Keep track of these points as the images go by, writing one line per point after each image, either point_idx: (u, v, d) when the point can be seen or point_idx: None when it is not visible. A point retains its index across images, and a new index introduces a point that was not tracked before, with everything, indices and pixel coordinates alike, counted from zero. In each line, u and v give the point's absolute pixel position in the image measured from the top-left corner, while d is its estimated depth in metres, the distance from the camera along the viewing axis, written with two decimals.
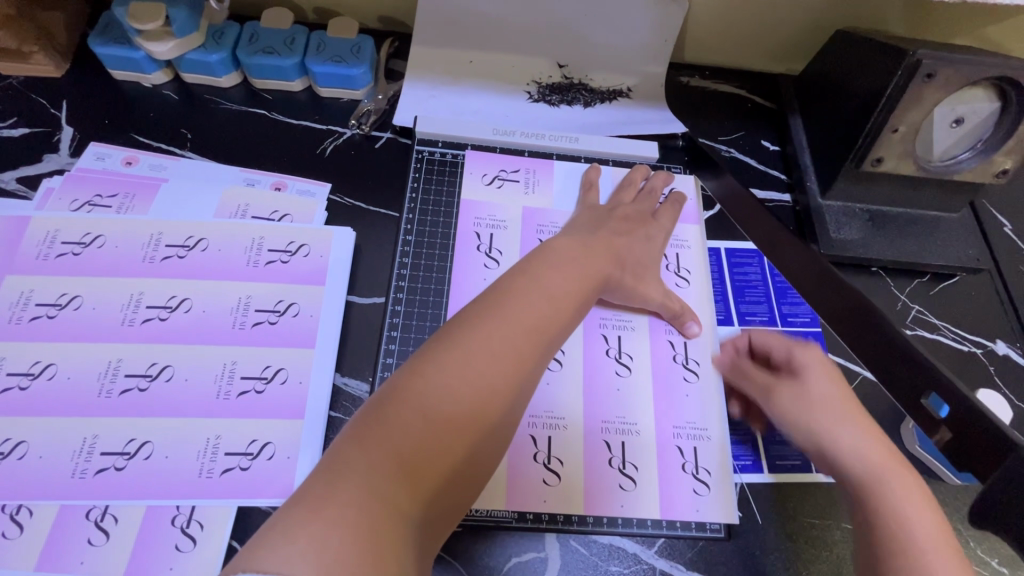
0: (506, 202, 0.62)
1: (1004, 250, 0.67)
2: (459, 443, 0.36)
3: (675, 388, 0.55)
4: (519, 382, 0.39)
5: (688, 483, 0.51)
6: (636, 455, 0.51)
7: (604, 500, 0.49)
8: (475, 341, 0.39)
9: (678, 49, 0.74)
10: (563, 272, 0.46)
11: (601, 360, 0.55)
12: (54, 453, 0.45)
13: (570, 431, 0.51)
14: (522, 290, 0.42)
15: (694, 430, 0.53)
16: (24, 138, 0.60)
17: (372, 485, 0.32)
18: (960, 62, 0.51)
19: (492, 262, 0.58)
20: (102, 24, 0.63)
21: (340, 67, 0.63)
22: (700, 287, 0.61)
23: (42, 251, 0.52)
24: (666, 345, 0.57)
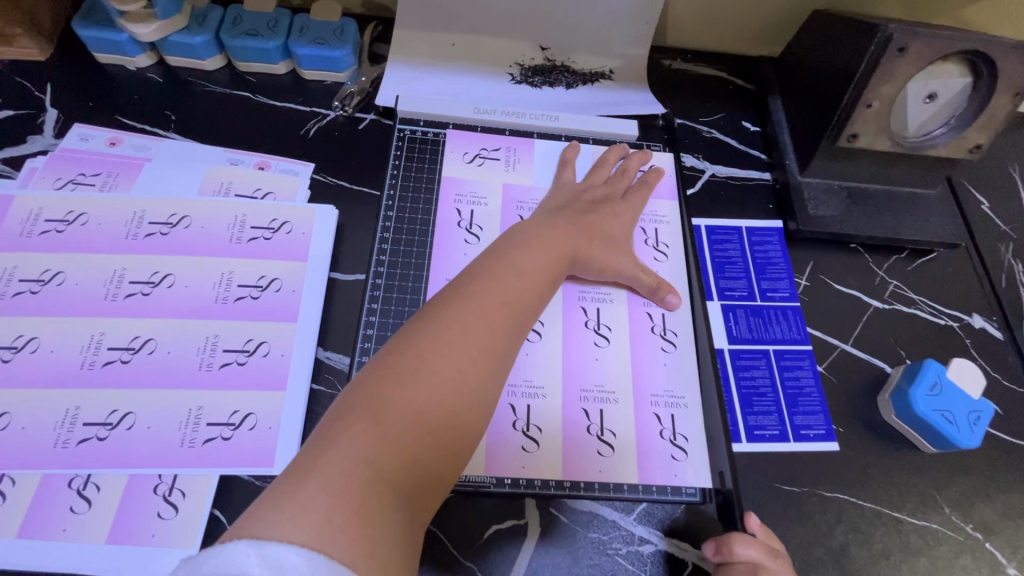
0: (487, 180, 0.62)
1: (980, 226, 0.68)
2: (444, 411, 0.36)
3: (654, 358, 0.55)
4: (497, 349, 0.40)
5: (665, 449, 0.51)
6: (613, 421, 0.52)
7: (582, 465, 0.50)
8: (452, 313, 0.40)
9: (660, 32, 0.75)
10: (537, 251, 0.47)
11: (580, 331, 0.56)
12: (36, 424, 0.45)
13: (548, 399, 0.52)
14: (495, 267, 0.44)
15: (671, 398, 0.54)
16: (8, 119, 0.61)
17: (358, 454, 0.33)
18: (931, 36, 0.52)
19: (473, 238, 0.58)
20: (86, 7, 0.63)
21: (323, 50, 0.64)
22: (678, 261, 0.61)
23: (25, 228, 0.53)
24: (644, 317, 0.57)
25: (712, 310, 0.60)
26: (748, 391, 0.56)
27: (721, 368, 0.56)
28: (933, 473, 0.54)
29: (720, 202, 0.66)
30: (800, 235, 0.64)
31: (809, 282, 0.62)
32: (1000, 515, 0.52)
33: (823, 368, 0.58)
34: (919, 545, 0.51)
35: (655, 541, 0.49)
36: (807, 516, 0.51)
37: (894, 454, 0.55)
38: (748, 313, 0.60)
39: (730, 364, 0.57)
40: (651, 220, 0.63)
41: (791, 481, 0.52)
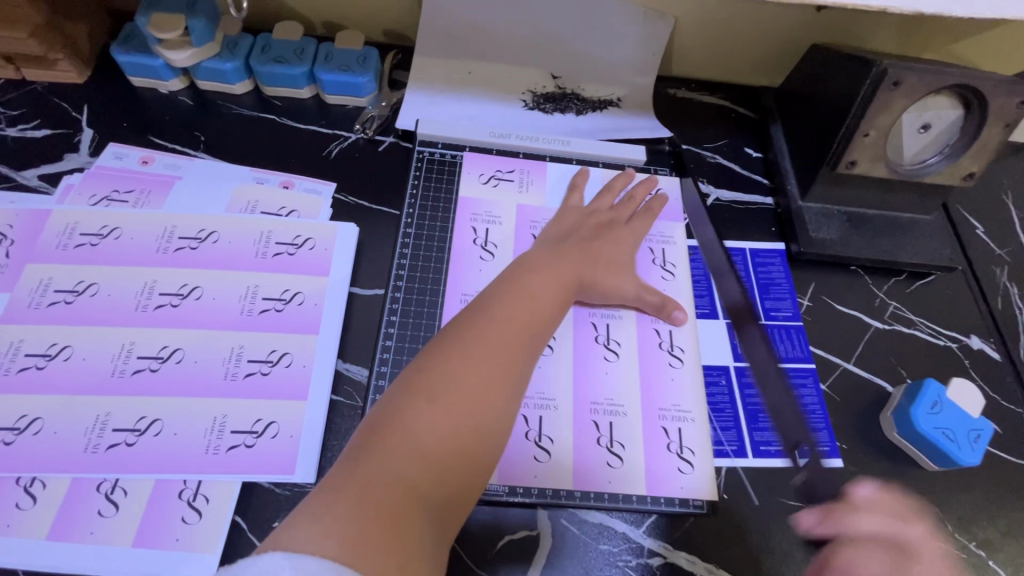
0: (500, 201, 0.65)
1: (975, 251, 0.70)
2: (468, 427, 0.38)
3: (660, 372, 0.57)
4: (516, 367, 0.42)
5: (673, 462, 0.53)
6: (623, 434, 0.53)
7: (592, 476, 0.51)
8: (472, 335, 0.42)
9: (665, 63, 0.79)
10: (549, 275, 0.50)
11: (590, 346, 0.57)
12: (68, 429, 0.47)
13: (559, 411, 0.54)
14: (511, 290, 0.46)
15: (678, 412, 0.55)
16: (46, 138, 0.64)
17: (389, 468, 0.35)
18: (924, 71, 0.55)
19: (489, 257, 0.61)
20: (124, 35, 0.67)
21: (347, 76, 0.67)
22: (684, 279, 0.63)
23: (61, 241, 0.55)
24: (652, 334, 0.59)
25: (718, 328, 0.61)
26: (754, 407, 0.57)
27: (727, 385, 0.58)
28: (935, 491, 0.55)
29: (726, 224, 0.69)
30: (802, 257, 0.66)
31: (811, 303, 0.64)
32: (1001, 533, 0.53)
33: (826, 387, 0.59)
34: None
35: (664, 554, 0.50)
36: None
37: (896, 471, 0.56)
38: (752, 331, 0.61)
39: (737, 381, 0.58)
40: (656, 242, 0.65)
41: (797, 498, 0.53)
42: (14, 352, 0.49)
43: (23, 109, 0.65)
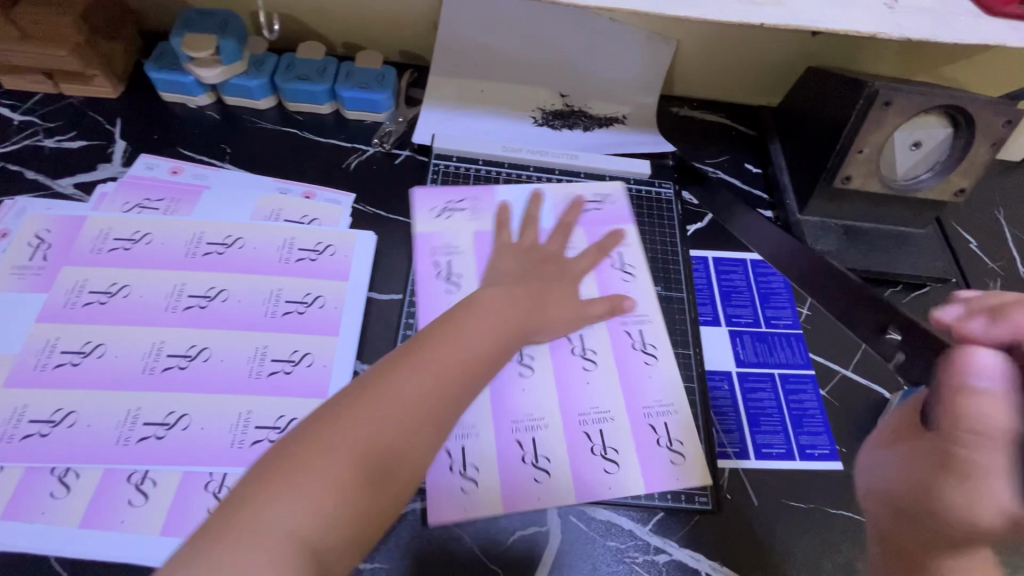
0: (455, 229, 0.64)
1: (969, 264, 0.73)
2: (368, 482, 0.37)
3: (638, 371, 0.59)
4: (432, 420, 0.41)
5: (664, 455, 0.55)
6: (614, 440, 0.55)
7: (590, 488, 0.52)
8: (392, 382, 0.41)
9: (668, 83, 0.83)
10: (490, 315, 0.49)
11: (568, 359, 0.58)
12: (101, 422, 0.49)
13: (551, 428, 0.55)
14: (444, 335, 0.45)
15: (662, 407, 0.57)
16: (81, 149, 0.67)
17: (273, 521, 0.34)
18: (913, 92, 0.59)
19: (453, 286, 0.60)
20: (157, 53, 0.71)
21: (366, 93, 0.71)
22: (644, 278, 0.65)
23: (95, 245, 0.58)
24: (623, 335, 0.61)
25: (720, 334, 0.64)
26: (756, 410, 0.59)
27: (729, 389, 0.60)
28: None
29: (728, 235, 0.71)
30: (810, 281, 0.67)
31: (810, 311, 0.67)
32: None
33: (825, 392, 0.61)
34: None
35: (670, 550, 0.51)
36: (814, 531, 0.54)
37: None
38: (754, 338, 0.64)
39: (739, 385, 0.60)
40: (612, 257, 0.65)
41: (798, 499, 0.55)
42: (50, 349, 0.52)
43: (61, 122, 0.69)
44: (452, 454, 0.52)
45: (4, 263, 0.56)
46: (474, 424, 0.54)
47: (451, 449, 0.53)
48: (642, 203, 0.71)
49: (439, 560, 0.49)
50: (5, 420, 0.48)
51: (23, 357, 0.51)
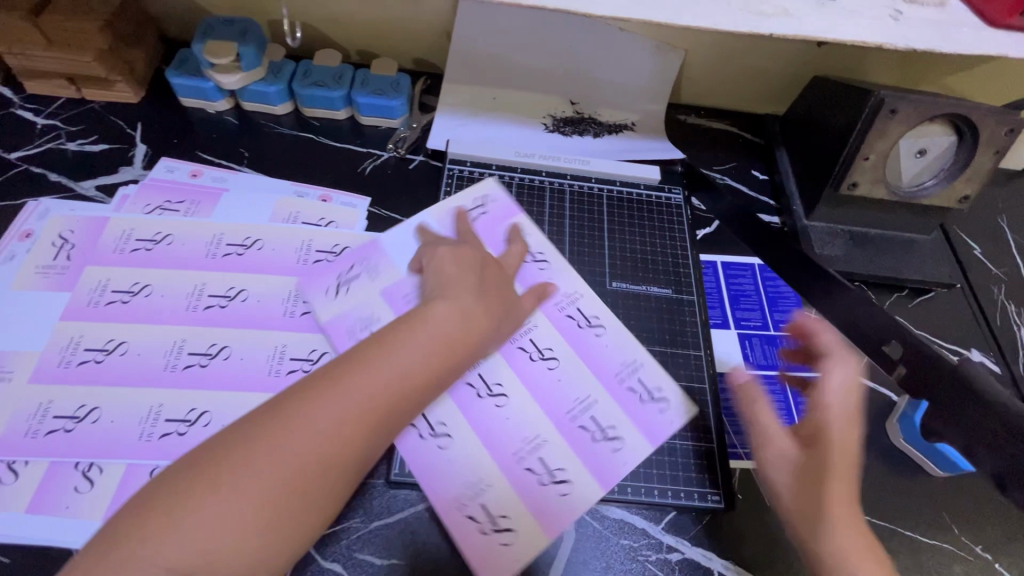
0: (361, 298, 0.58)
1: (973, 270, 0.74)
2: (261, 521, 0.36)
3: (592, 343, 0.60)
4: (342, 460, 0.39)
5: (653, 407, 0.57)
6: (606, 418, 0.55)
7: (609, 474, 0.52)
8: (301, 416, 0.39)
9: (676, 91, 0.84)
10: (427, 339, 0.45)
11: (527, 365, 0.57)
12: (124, 418, 0.50)
13: (551, 441, 0.53)
14: (369, 362, 0.42)
15: (628, 366, 0.59)
16: (103, 152, 0.69)
17: (152, 561, 0.33)
18: (918, 101, 0.60)
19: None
20: (178, 60, 0.73)
21: (382, 100, 0.72)
22: (559, 263, 0.65)
23: (118, 246, 0.59)
24: (567, 321, 0.61)
25: (729, 337, 0.65)
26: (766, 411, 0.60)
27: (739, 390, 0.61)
28: (942, 495, 0.57)
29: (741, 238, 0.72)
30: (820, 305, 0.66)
31: None
32: (1007, 537, 0.56)
33: None
34: (933, 563, 0.54)
35: (683, 549, 0.52)
36: None
37: (905, 476, 0.58)
38: (763, 340, 0.65)
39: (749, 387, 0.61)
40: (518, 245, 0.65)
41: None
42: (74, 346, 0.53)
43: (83, 126, 0.71)
44: (478, 517, 0.49)
45: (28, 263, 0.58)
46: (482, 475, 0.51)
47: (474, 515, 0.49)
48: (651, 208, 0.72)
49: (457, 562, 0.49)
50: (30, 416, 0.49)
51: (48, 355, 0.52)
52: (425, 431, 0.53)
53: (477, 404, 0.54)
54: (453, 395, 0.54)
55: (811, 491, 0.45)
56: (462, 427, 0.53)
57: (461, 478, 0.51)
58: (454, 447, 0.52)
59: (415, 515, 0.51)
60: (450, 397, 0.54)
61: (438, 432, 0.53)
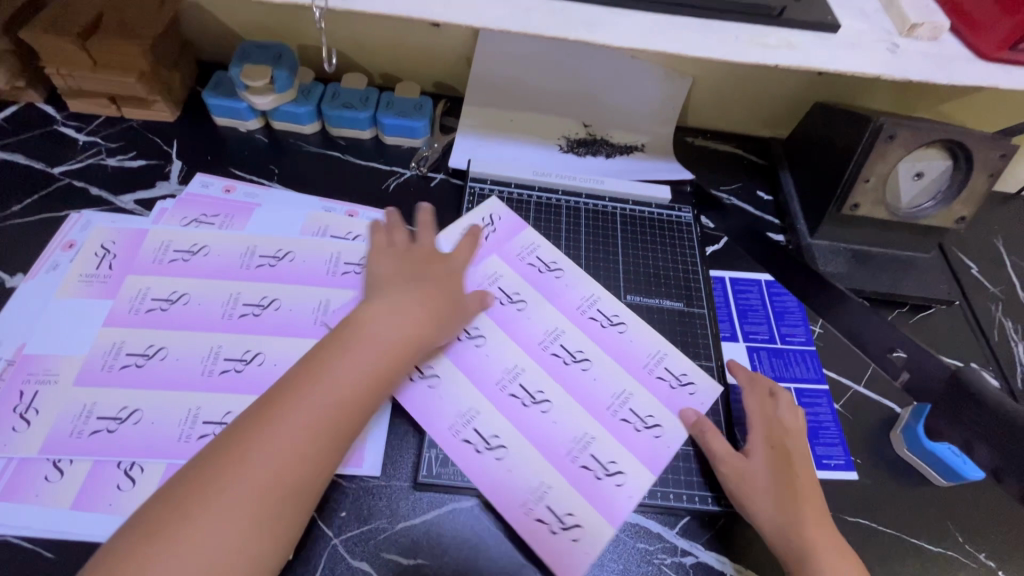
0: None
1: (971, 287, 0.77)
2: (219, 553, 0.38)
3: (618, 341, 0.63)
4: (287, 483, 0.41)
5: (681, 392, 0.61)
6: (644, 408, 0.59)
7: (658, 459, 0.56)
8: (241, 450, 0.41)
9: (684, 115, 0.88)
10: (354, 360, 0.47)
11: (563, 370, 0.60)
12: (163, 420, 0.52)
13: (598, 437, 0.56)
14: (300, 389, 0.45)
15: (654, 358, 0.63)
16: (141, 168, 0.72)
17: None
18: (915, 127, 0.64)
19: (435, 381, 0.58)
20: (214, 82, 0.77)
21: (406, 121, 0.76)
22: (572, 270, 0.69)
23: (157, 256, 0.62)
24: (590, 322, 0.64)
25: (739, 350, 0.67)
26: None
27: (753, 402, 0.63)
28: (945, 504, 0.59)
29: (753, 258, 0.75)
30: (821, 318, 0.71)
31: (822, 329, 0.71)
32: (1009, 546, 0.57)
33: (840, 406, 0.65)
34: (938, 569, 0.56)
35: (698, 553, 0.54)
36: None
37: (910, 485, 0.60)
38: (771, 353, 0.67)
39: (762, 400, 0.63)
40: (525, 256, 0.69)
41: None
42: (116, 351, 0.56)
43: (122, 143, 0.74)
44: (546, 518, 0.51)
45: (72, 271, 0.61)
46: (542, 478, 0.53)
47: (543, 517, 0.52)
48: (662, 226, 0.75)
49: (481, 563, 0.51)
50: (75, 417, 0.52)
51: (91, 360, 0.55)
52: (480, 445, 0.55)
53: (524, 413, 0.57)
54: (501, 407, 0.57)
55: (788, 517, 0.51)
56: (514, 436, 0.55)
57: (523, 485, 0.53)
58: (510, 456, 0.54)
59: (436, 517, 0.53)
60: (498, 410, 0.57)
61: (493, 444, 0.55)
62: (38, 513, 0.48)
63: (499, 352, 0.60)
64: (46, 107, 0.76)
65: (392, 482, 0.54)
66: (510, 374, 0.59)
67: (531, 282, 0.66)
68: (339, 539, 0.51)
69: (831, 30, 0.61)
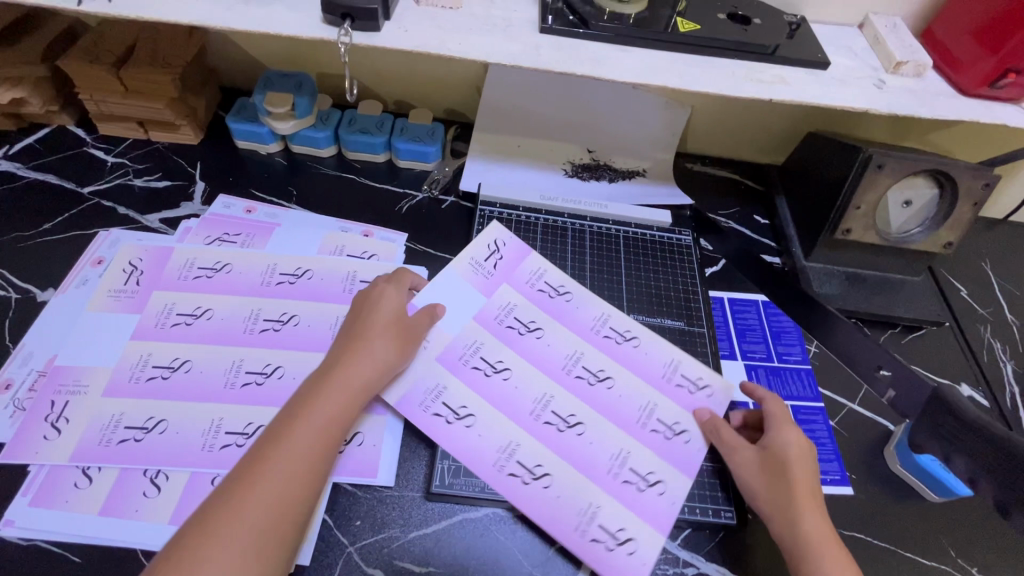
0: (419, 371, 0.61)
1: (960, 310, 0.80)
2: None
3: (632, 354, 0.65)
4: (264, 553, 0.42)
5: (700, 397, 0.63)
6: (667, 417, 0.61)
7: (692, 463, 0.59)
8: (210, 534, 0.42)
9: (683, 142, 0.92)
10: (308, 424, 0.49)
11: (589, 391, 0.62)
12: (188, 430, 0.55)
13: (632, 451, 0.59)
14: (258, 464, 0.45)
15: (670, 366, 0.65)
16: (166, 188, 0.76)
17: None
18: (902, 158, 0.68)
19: (471, 420, 0.59)
20: (237, 108, 0.81)
21: (419, 146, 0.80)
22: (579, 291, 0.70)
23: (183, 273, 0.65)
24: (605, 340, 0.66)
25: (737, 368, 0.70)
26: None
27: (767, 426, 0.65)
28: (937, 518, 0.61)
29: (753, 281, 0.79)
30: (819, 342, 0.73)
31: (817, 349, 0.73)
32: (1000, 560, 0.59)
33: (835, 423, 0.67)
34: None
35: (698, 565, 0.55)
36: None
37: (902, 500, 0.62)
38: (768, 371, 0.70)
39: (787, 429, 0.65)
40: (533, 283, 0.70)
41: None
42: (143, 363, 0.58)
43: (149, 164, 0.78)
44: (601, 535, 0.54)
45: (101, 286, 0.64)
46: (589, 499, 0.55)
47: (597, 536, 0.54)
48: (663, 248, 0.79)
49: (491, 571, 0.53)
50: (104, 426, 0.54)
51: (119, 371, 0.57)
52: (527, 477, 0.56)
53: (561, 438, 0.58)
54: (539, 436, 0.58)
55: (789, 511, 0.52)
56: (556, 464, 0.57)
57: (573, 507, 0.55)
58: (557, 483, 0.56)
59: (447, 527, 0.55)
60: (536, 439, 0.58)
61: (538, 474, 0.56)
62: (67, 519, 0.50)
63: (526, 384, 0.61)
64: (77, 130, 0.80)
65: (405, 492, 0.56)
66: (541, 403, 0.60)
67: (543, 308, 0.68)
68: (354, 547, 0.53)
69: (822, 67, 0.66)
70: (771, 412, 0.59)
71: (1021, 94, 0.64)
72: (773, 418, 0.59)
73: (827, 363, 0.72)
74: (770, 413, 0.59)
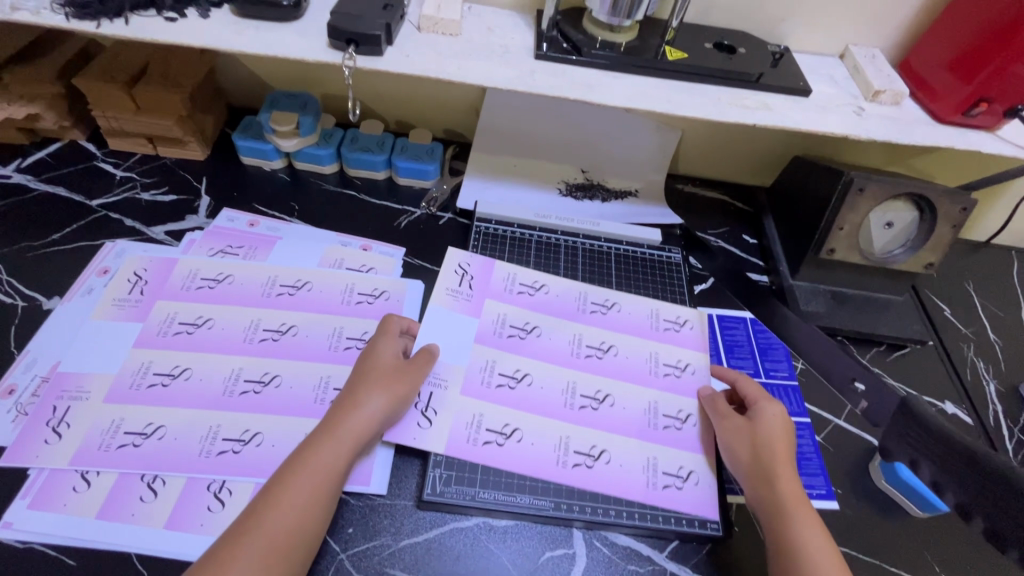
0: (451, 409, 0.62)
1: (944, 329, 0.82)
2: None
3: (617, 318, 0.73)
4: None
5: (685, 331, 0.73)
6: (668, 357, 0.70)
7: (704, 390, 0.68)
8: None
9: (674, 164, 0.96)
10: (311, 468, 0.50)
11: (601, 363, 0.68)
12: (187, 436, 0.56)
13: (660, 397, 0.66)
14: (263, 510, 0.47)
15: (653, 319, 0.74)
16: (171, 202, 0.78)
17: None
18: (882, 182, 0.71)
19: (518, 433, 0.61)
20: (243, 126, 0.84)
21: (418, 164, 0.83)
22: (552, 278, 0.75)
23: (186, 283, 0.67)
24: (594, 315, 0.73)
25: None
26: None
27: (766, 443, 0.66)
28: (920, 533, 0.62)
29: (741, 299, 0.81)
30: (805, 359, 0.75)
31: (804, 366, 0.75)
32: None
33: (821, 438, 0.68)
34: None
35: None
36: None
37: (887, 515, 0.63)
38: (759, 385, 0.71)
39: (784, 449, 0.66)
40: (510, 287, 0.73)
41: None
42: (145, 370, 0.60)
43: (155, 179, 0.81)
44: (668, 480, 0.60)
45: (106, 295, 0.66)
46: (646, 454, 0.62)
47: (666, 482, 0.60)
48: (654, 266, 0.81)
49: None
50: (103, 432, 0.55)
51: (120, 378, 0.59)
52: (589, 460, 0.60)
53: (600, 414, 0.64)
54: (581, 421, 0.63)
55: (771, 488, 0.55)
56: (605, 438, 0.62)
57: (636, 471, 0.60)
58: (616, 455, 0.61)
59: (438, 535, 0.56)
60: (582, 424, 0.63)
61: (596, 453, 0.61)
62: (64, 522, 0.51)
63: (548, 381, 0.65)
64: (88, 145, 0.83)
65: (396, 501, 0.57)
66: (569, 391, 0.65)
67: (529, 308, 0.72)
68: (345, 554, 0.53)
69: (803, 94, 0.69)
70: (749, 393, 0.63)
71: (993, 123, 0.67)
72: (752, 399, 0.62)
73: (813, 379, 0.74)
74: (748, 394, 0.63)
